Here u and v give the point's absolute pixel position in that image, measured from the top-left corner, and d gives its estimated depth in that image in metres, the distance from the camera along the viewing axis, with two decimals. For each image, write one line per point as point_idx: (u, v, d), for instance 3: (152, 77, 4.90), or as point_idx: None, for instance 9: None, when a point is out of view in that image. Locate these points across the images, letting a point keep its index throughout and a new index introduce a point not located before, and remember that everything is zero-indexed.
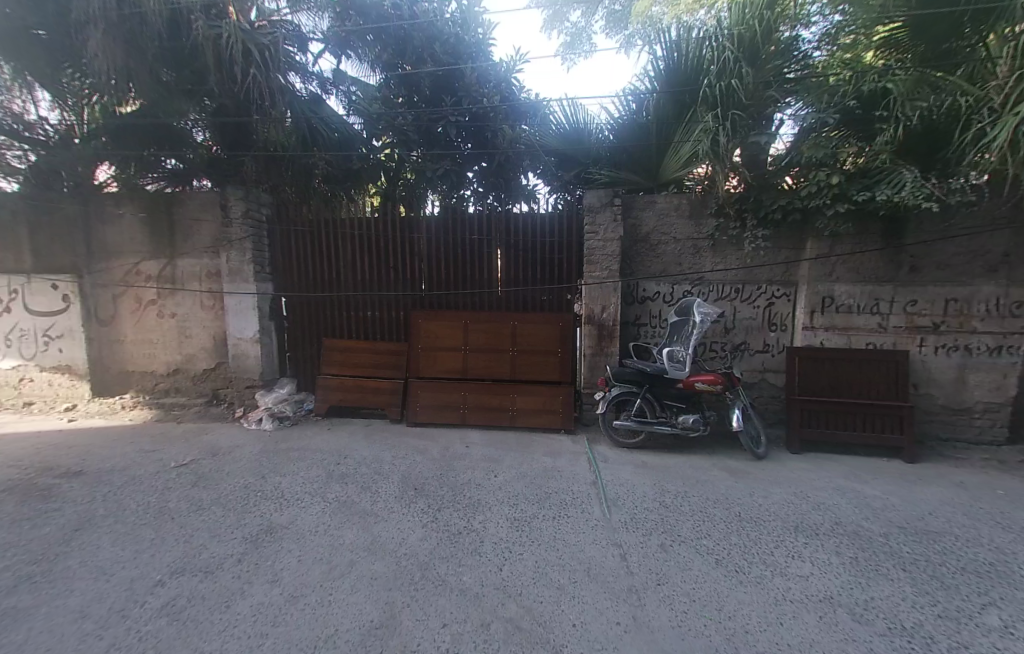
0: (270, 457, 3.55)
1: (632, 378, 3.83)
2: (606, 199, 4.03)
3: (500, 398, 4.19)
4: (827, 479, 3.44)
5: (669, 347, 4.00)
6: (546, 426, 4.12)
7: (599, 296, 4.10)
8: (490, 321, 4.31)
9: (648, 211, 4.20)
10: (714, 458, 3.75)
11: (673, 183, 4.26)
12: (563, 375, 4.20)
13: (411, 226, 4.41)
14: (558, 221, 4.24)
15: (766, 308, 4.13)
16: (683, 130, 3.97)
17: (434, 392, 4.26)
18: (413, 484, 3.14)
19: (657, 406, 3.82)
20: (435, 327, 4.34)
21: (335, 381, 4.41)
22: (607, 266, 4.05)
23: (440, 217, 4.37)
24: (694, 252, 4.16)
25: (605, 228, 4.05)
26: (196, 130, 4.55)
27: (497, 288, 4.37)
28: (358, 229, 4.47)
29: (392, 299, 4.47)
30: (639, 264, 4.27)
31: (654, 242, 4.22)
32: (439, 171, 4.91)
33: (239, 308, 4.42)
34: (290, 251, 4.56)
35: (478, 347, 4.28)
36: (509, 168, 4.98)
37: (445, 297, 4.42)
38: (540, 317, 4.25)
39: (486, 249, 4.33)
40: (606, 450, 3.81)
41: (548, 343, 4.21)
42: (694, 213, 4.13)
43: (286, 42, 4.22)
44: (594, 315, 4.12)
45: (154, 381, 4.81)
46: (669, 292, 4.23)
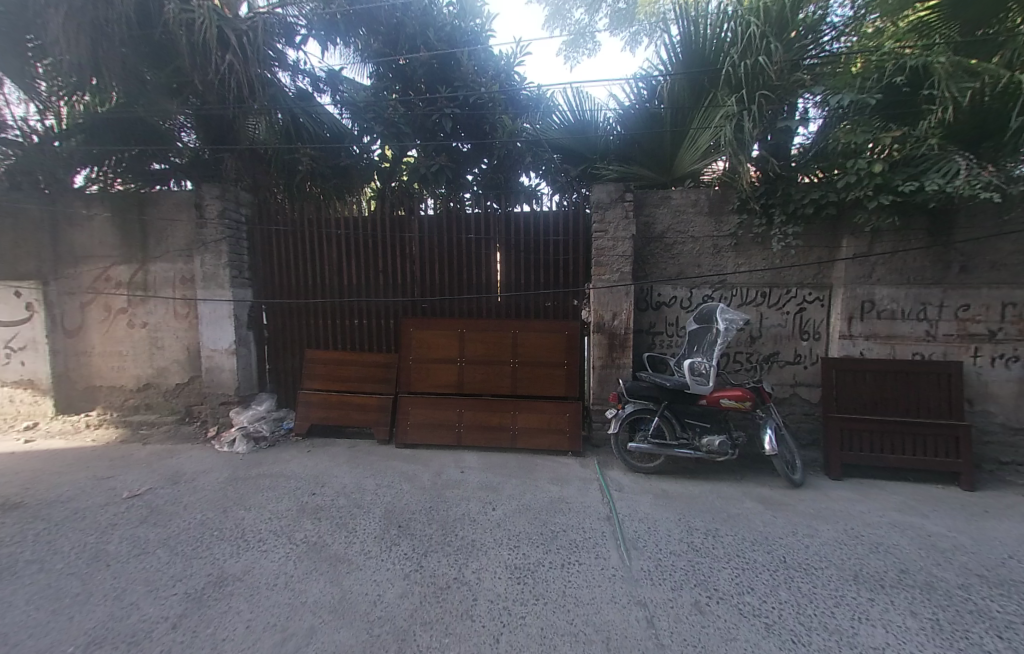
0: (236, 487, 3.10)
1: (648, 393, 3.39)
2: (618, 194, 3.62)
3: (500, 415, 3.76)
4: (881, 512, 2.95)
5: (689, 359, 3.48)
6: (551, 448, 3.68)
7: (609, 301, 3.66)
8: (488, 329, 3.87)
9: (663, 207, 3.79)
10: (747, 486, 3.26)
11: (688, 177, 3.89)
12: (570, 390, 3.76)
13: (402, 226, 4.03)
14: (562, 219, 3.85)
15: (797, 314, 3.68)
16: (699, 118, 3.58)
17: (427, 410, 3.82)
18: (396, 520, 2.68)
19: (677, 425, 3.37)
20: (427, 337, 3.91)
21: (318, 397, 3.97)
22: (619, 268, 3.63)
23: (435, 216, 3.99)
24: (714, 252, 3.75)
25: (615, 226, 3.63)
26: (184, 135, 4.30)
27: (495, 293, 3.96)
28: (344, 229, 4.09)
29: (381, 305, 4.06)
30: (654, 266, 3.84)
31: (670, 242, 3.79)
32: (433, 168, 4.54)
33: (213, 317, 4.01)
34: (271, 254, 4.18)
35: (475, 358, 3.85)
36: (507, 165, 4.66)
37: (438, 303, 4.01)
38: (544, 325, 3.83)
39: (483, 251, 3.94)
40: (620, 476, 3.35)
41: (553, 354, 3.79)
42: (712, 210, 3.73)
43: (272, 34, 3.86)
44: (604, 322, 3.67)
45: (124, 398, 4.41)
46: (687, 296, 3.80)
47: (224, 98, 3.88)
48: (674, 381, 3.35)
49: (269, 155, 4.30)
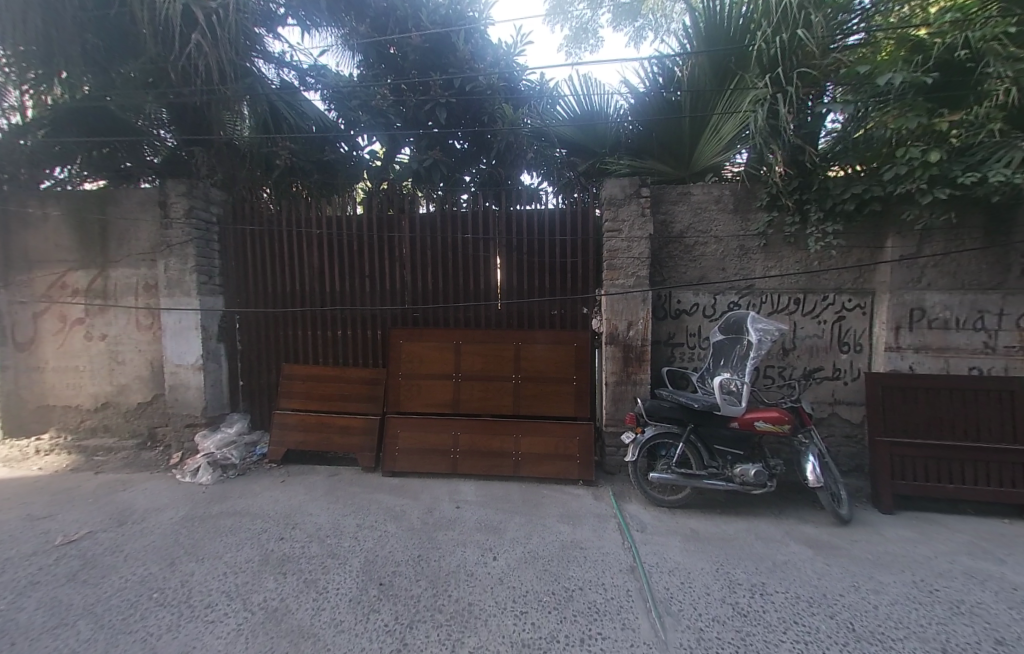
0: (190, 532, 2.62)
1: (670, 415, 2.95)
2: (632, 189, 3.21)
3: (501, 439, 3.31)
4: (953, 556, 2.48)
5: (719, 376, 3.00)
6: (559, 476, 3.24)
7: (624, 310, 3.23)
8: (487, 341, 3.43)
9: (682, 203, 3.38)
10: (787, 524, 2.81)
11: (710, 171, 3.49)
12: (580, 410, 3.33)
13: (390, 225, 3.62)
14: (569, 218, 3.44)
15: (835, 323, 3.28)
16: (724, 103, 3.21)
17: (419, 433, 3.36)
18: (377, 577, 2.18)
19: (705, 452, 2.93)
20: (419, 350, 3.46)
21: (294, 419, 3.51)
22: (634, 271, 3.21)
23: (428, 215, 3.58)
24: (741, 253, 3.34)
25: (630, 224, 3.21)
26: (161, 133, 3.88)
27: (495, 301, 3.53)
28: (325, 230, 3.66)
29: (366, 314, 3.61)
30: (672, 270, 3.42)
31: (691, 243, 3.38)
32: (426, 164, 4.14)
33: (177, 328, 3.56)
34: (244, 258, 3.74)
35: (472, 374, 3.41)
36: (508, 160, 4.37)
37: (430, 311, 3.57)
38: (549, 336, 3.38)
39: (482, 253, 3.52)
40: (640, 512, 2.90)
41: (560, 369, 3.36)
42: (738, 207, 3.33)
43: (255, 22, 3.51)
44: (619, 333, 3.24)
45: (80, 419, 3.94)
46: (711, 303, 3.38)
47: (187, 81, 3.41)
48: (702, 402, 2.91)
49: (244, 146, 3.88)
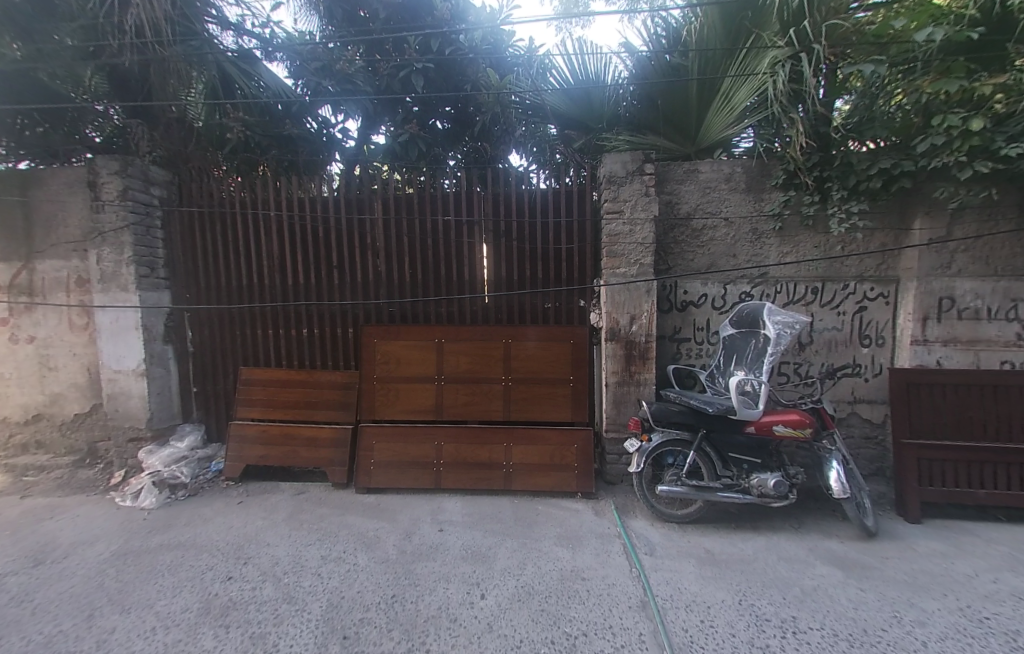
0: (117, 573, 2.18)
1: (680, 421, 2.61)
2: (637, 165, 2.82)
3: (489, 449, 2.94)
4: (1001, 574, 2.18)
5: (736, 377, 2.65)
6: (555, 489, 2.90)
7: (626, 302, 2.88)
8: (472, 339, 3.03)
9: (689, 182, 3.01)
10: (811, 540, 2.51)
11: (718, 146, 3.12)
12: (577, 415, 2.98)
13: (358, 207, 3.16)
14: (563, 199, 3.04)
15: (856, 315, 2.98)
16: (739, 65, 2.83)
17: (396, 444, 2.96)
18: (338, 628, 1.75)
19: (718, 461, 2.62)
20: (394, 350, 3.04)
21: (253, 430, 3.08)
22: (638, 258, 2.85)
23: (403, 197, 3.14)
24: (754, 238, 3.00)
25: (632, 205, 2.83)
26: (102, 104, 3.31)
27: (480, 293, 3.13)
28: (283, 214, 3.18)
29: (333, 310, 3.16)
30: (679, 256, 3.06)
31: (698, 226, 3.02)
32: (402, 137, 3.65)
33: (114, 329, 3.08)
34: (193, 247, 3.27)
35: (456, 376, 3.02)
36: (494, 135, 3.94)
37: (407, 306, 3.14)
38: (543, 333, 3.00)
39: (465, 240, 3.11)
40: (647, 530, 2.56)
41: (554, 369, 3.00)
42: (750, 187, 2.99)
43: None
44: (620, 328, 2.89)
45: (8, 434, 3.44)
46: (720, 294, 3.04)
47: (113, 34, 2.87)
48: (712, 407, 2.52)
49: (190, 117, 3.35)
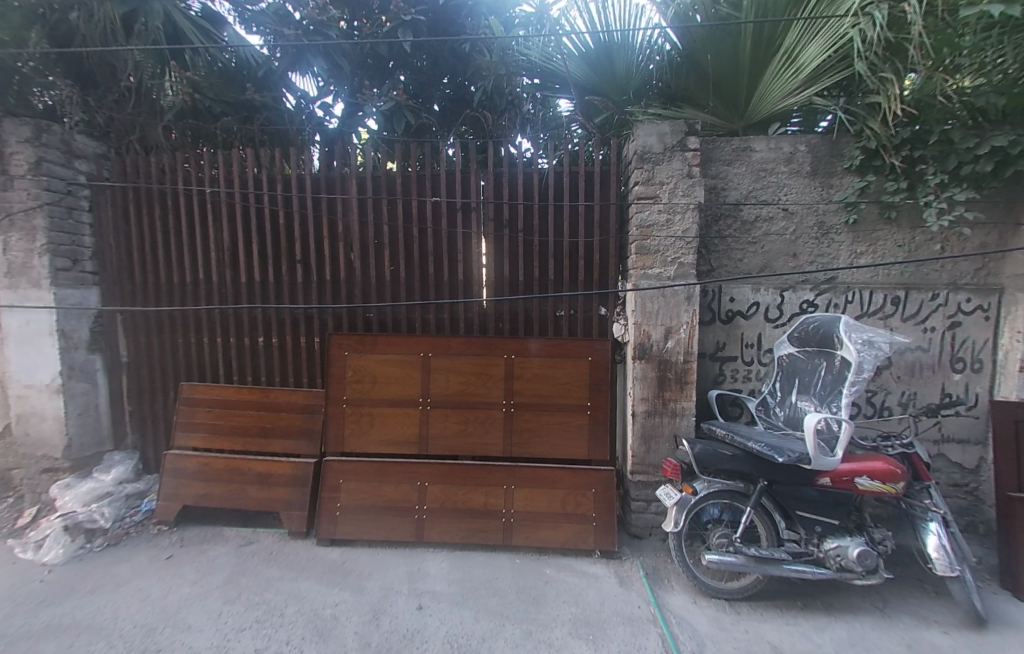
0: None
1: (732, 469, 2.01)
2: (680, 137, 2.21)
3: (485, 493, 2.34)
4: None
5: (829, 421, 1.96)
6: (567, 546, 2.29)
7: (660, 311, 2.27)
8: (465, 354, 2.42)
9: (739, 163, 2.42)
10: (912, 630, 1.87)
11: (775, 120, 2.51)
12: (595, 452, 2.38)
13: (327, 186, 2.53)
14: (581, 181, 2.42)
15: (947, 332, 2.39)
16: (813, 9, 2.22)
17: (368, 485, 2.36)
18: None
19: (781, 522, 2.02)
20: (368, 365, 2.44)
21: (192, 463, 2.48)
22: (677, 256, 2.25)
23: (383, 175, 2.52)
24: (819, 234, 2.42)
25: (671, 188, 2.23)
26: (38, 91, 2.53)
27: (477, 297, 2.53)
28: (233, 196, 2.54)
29: (295, 314, 2.56)
30: (725, 256, 2.45)
31: (750, 219, 2.42)
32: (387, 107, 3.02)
33: (22, 333, 2.48)
34: (128, 237, 2.67)
35: (444, 400, 2.42)
36: (498, 106, 3.27)
37: (385, 310, 2.54)
38: (546, 347, 2.40)
39: (458, 230, 2.49)
40: (691, 610, 1.92)
41: (568, 393, 2.40)
42: (816, 169, 2.39)
43: None
44: (652, 345, 2.28)
45: None
46: (776, 303, 2.44)
47: None
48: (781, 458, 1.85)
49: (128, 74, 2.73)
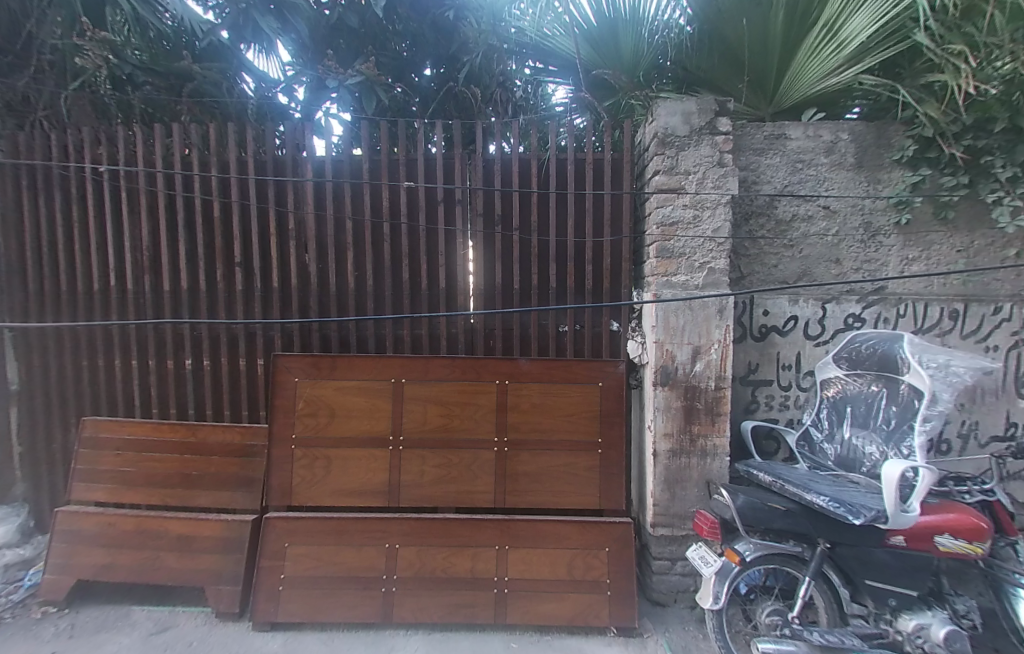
0: None
1: (786, 528, 1.59)
2: (710, 117, 1.83)
3: (472, 556, 1.85)
4: None
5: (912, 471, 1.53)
6: (577, 624, 1.80)
7: (688, 327, 1.85)
8: (447, 380, 1.95)
9: (773, 152, 2.05)
10: None
11: (811, 104, 2.16)
12: (608, 501, 1.92)
13: (274, 165, 2.02)
14: (588, 169, 2.00)
15: (1013, 351, 2.04)
16: None
17: (322, 548, 1.85)
18: None
19: (834, 602, 1.65)
20: (324, 394, 1.94)
21: (93, 525, 1.92)
22: (706, 260, 1.84)
23: (346, 158, 2.04)
24: (865, 236, 2.06)
25: (699, 178, 1.83)
26: None
27: (461, 308, 2.08)
28: (157, 182, 2.02)
29: (234, 330, 2.04)
30: (758, 260, 2.06)
31: (786, 218, 2.05)
32: (355, 85, 2.56)
33: None
34: (18, 233, 2.11)
35: (420, 438, 1.93)
36: (487, 89, 2.85)
37: (348, 325, 2.05)
38: (540, 369, 1.95)
39: (439, 226, 2.03)
40: None
41: (573, 427, 1.94)
42: (862, 161, 2.05)
43: None
44: (677, 368, 1.85)
45: None
46: (818, 318, 2.06)
47: None
48: (857, 515, 1.40)
49: (30, 32, 2.20)
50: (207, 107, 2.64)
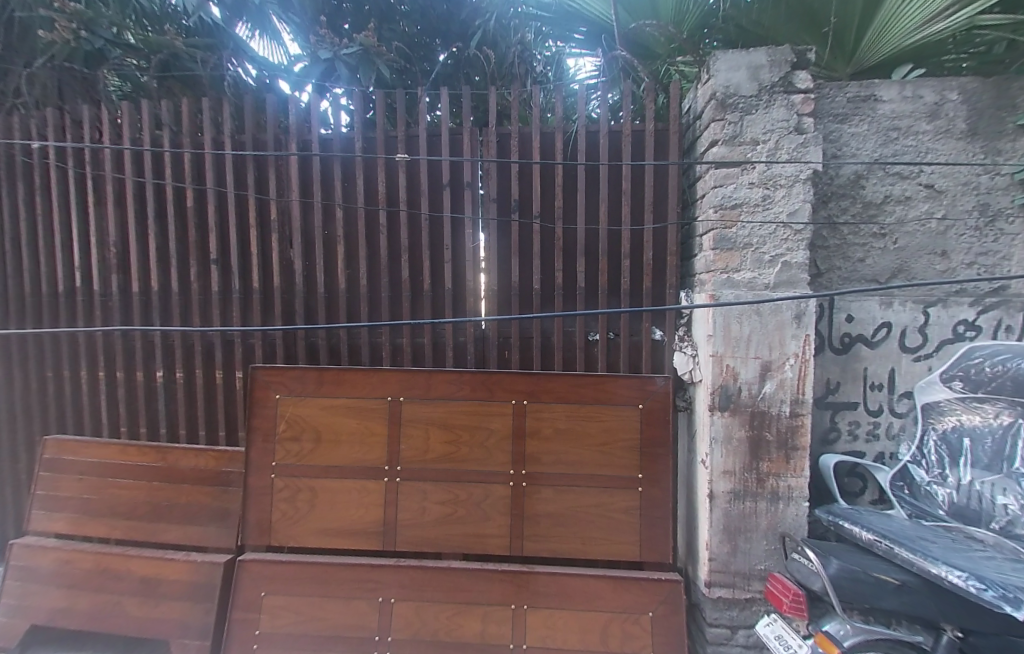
0: None
1: (902, 610, 1.17)
2: (785, 71, 1.43)
3: (482, 616, 1.50)
4: None
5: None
6: None
7: (756, 337, 1.46)
8: (453, 400, 1.61)
9: (859, 118, 1.65)
10: None
11: (907, 59, 1.73)
12: (650, 552, 1.55)
13: (253, 143, 1.72)
14: (627, 142, 1.62)
15: None
16: None
17: (304, 600, 1.54)
18: None
19: None
20: (308, 416, 1.63)
21: (52, 561, 1.68)
22: (779, 253, 1.45)
23: (335, 135, 1.72)
24: (981, 222, 1.62)
25: (769, 148, 1.45)
26: None
27: (470, 314, 1.74)
28: (125, 167, 1.77)
29: (210, 339, 1.77)
30: (839, 253, 1.66)
31: (875, 201, 1.64)
32: (352, 57, 2.23)
33: None
34: None
35: (420, 469, 1.60)
36: (503, 60, 2.51)
37: (337, 332, 1.74)
38: (566, 388, 1.60)
39: (445, 213, 1.70)
40: None
41: (606, 460, 1.58)
42: (977, 126, 1.61)
43: None
44: (740, 388, 1.47)
45: None
46: (917, 325, 1.64)
47: None
48: (1016, 604, 0.89)
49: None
50: (195, 89, 2.39)
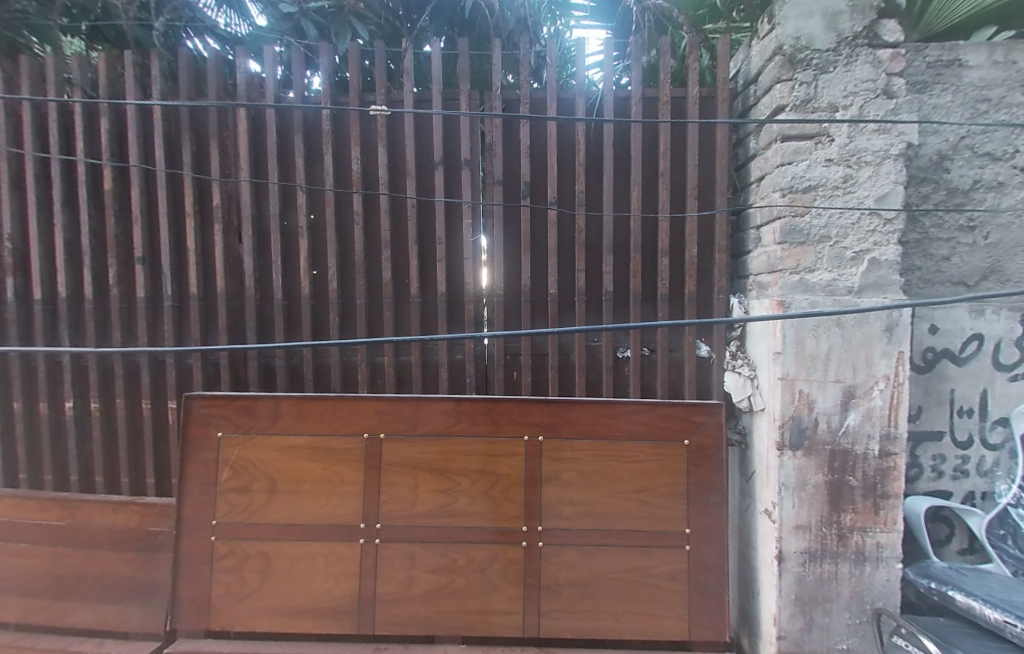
0: None
1: None
2: (872, 17, 1.12)
3: None
4: None
5: None
6: None
7: (836, 354, 1.14)
8: (448, 437, 1.26)
9: (941, 87, 1.36)
10: None
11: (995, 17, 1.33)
12: (701, 630, 1.21)
13: (189, 108, 1.34)
14: (665, 113, 1.30)
15: None
16: None
17: None
18: None
19: None
20: (259, 460, 1.26)
21: None
22: (864, 248, 1.14)
23: (294, 98, 1.36)
24: None
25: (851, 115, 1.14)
26: None
27: (468, 326, 1.39)
28: (24, 139, 1.38)
29: (134, 359, 1.38)
30: (919, 249, 1.36)
31: (962, 186, 1.35)
32: (322, 12, 1.82)
33: None
34: None
35: (405, 528, 1.24)
36: None
37: (299, 349, 1.37)
38: (591, 421, 1.26)
39: (436, 198, 1.35)
40: None
41: (643, 513, 1.24)
42: None
43: None
44: (815, 421, 1.15)
45: None
46: (1015, 337, 1.34)
47: None
48: None
49: None
50: None
